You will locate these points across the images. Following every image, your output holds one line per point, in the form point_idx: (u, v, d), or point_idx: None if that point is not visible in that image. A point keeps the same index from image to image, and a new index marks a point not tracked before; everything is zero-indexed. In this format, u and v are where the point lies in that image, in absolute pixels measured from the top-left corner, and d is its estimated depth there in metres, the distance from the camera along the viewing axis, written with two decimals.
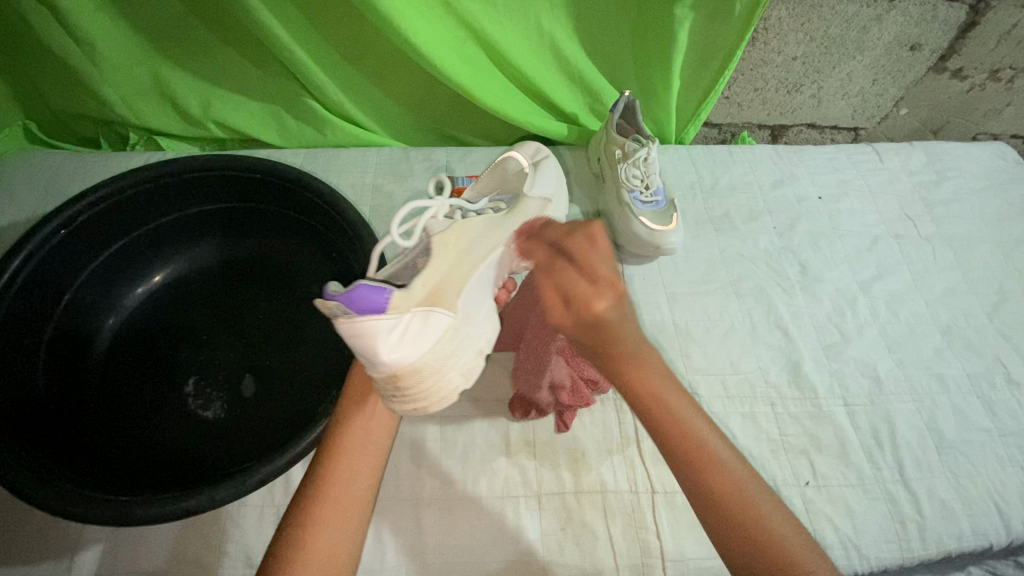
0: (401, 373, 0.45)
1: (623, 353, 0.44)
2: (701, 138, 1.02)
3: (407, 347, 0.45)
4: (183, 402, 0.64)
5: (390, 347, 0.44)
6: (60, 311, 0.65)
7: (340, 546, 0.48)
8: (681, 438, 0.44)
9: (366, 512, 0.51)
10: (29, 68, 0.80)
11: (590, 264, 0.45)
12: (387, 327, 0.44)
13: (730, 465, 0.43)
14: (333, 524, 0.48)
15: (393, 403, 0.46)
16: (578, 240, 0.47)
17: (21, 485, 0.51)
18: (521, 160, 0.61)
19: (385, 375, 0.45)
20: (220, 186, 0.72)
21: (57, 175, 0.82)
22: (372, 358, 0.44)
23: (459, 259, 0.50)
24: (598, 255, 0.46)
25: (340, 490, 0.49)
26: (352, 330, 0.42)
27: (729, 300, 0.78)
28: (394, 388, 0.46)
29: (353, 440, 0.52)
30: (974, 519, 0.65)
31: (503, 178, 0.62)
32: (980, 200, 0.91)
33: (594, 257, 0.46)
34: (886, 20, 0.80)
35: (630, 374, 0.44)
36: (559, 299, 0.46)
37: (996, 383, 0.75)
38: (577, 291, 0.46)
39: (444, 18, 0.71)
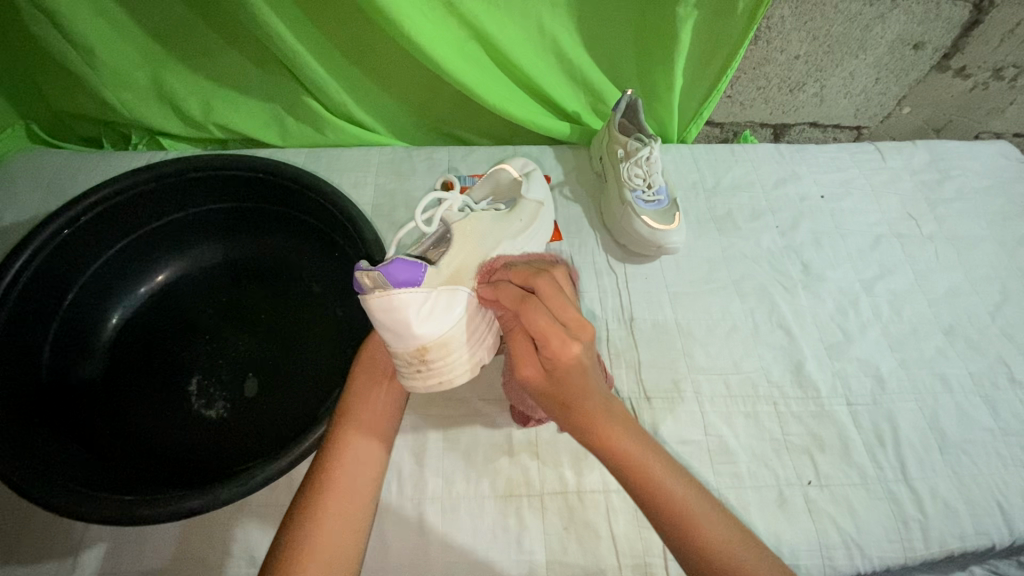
0: (428, 346, 0.49)
1: (595, 413, 0.44)
2: (703, 137, 1.02)
3: (435, 321, 0.49)
4: (186, 402, 0.64)
5: (421, 320, 0.48)
6: (63, 310, 0.65)
7: (345, 540, 0.48)
8: (655, 500, 0.45)
9: (371, 506, 0.51)
10: (31, 68, 0.80)
11: (550, 343, 0.43)
12: (420, 301, 0.47)
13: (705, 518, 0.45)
14: (337, 517, 0.48)
15: (418, 377, 0.50)
16: (535, 312, 0.45)
17: (25, 484, 0.51)
18: (513, 171, 0.63)
19: (414, 349, 0.49)
20: (222, 185, 0.72)
21: (58, 175, 0.82)
22: (404, 332, 0.47)
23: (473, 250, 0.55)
24: (559, 331, 0.44)
25: (343, 484, 0.50)
26: (389, 304, 0.46)
27: (732, 300, 0.78)
28: (420, 362, 0.50)
29: (356, 434, 0.52)
30: (977, 519, 0.65)
31: (496, 187, 0.64)
32: (983, 199, 0.91)
33: (554, 335, 0.43)
34: (890, 18, 0.80)
35: (599, 439, 0.45)
36: (526, 368, 0.46)
37: (999, 383, 0.75)
38: (541, 360, 0.45)
39: (446, 17, 0.71)
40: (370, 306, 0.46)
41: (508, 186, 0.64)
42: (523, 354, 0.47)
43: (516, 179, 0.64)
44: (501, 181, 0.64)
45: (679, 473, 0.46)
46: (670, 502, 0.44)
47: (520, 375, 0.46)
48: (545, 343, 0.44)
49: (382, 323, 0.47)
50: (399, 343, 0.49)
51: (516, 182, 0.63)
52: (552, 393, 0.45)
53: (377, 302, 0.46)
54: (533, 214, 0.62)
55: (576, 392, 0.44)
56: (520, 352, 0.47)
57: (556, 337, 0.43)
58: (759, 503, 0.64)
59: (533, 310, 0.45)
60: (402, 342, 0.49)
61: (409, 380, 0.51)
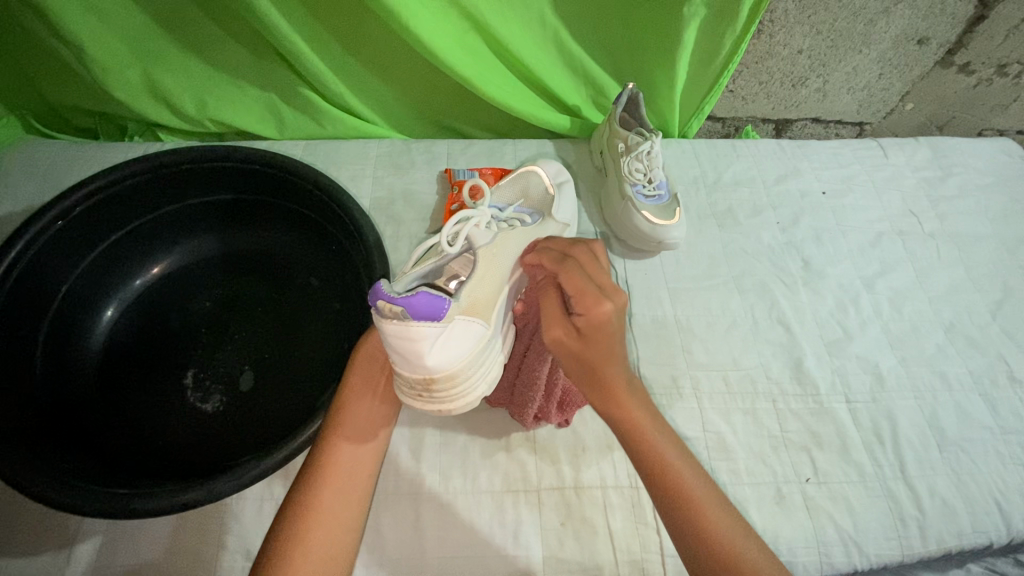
0: (434, 378, 0.47)
1: (616, 382, 0.45)
2: (705, 132, 1.01)
3: (447, 355, 0.47)
4: (183, 395, 0.64)
5: (432, 354, 0.46)
6: (59, 301, 0.65)
7: (338, 534, 0.48)
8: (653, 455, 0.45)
9: (365, 499, 0.51)
10: (25, 59, 0.79)
11: (583, 306, 0.44)
12: (435, 336, 0.46)
13: (698, 488, 0.44)
14: (331, 509, 0.48)
15: (417, 402, 0.49)
16: (574, 275, 0.45)
17: (19, 477, 0.51)
18: (543, 176, 0.65)
19: (420, 376, 0.47)
20: (219, 177, 0.71)
21: (54, 166, 0.81)
22: (412, 361, 0.46)
23: (497, 272, 0.54)
24: (597, 297, 0.44)
25: (339, 477, 0.49)
26: (401, 333, 0.45)
27: (731, 296, 0.78)
28: (423, 390, 0.48)
29: (352, 425, 0.52)
30: (975, 517, 0.65)
31: (525, 189, 0.65)
32: (985, 197, 0.90)
33: (592, 294, 0.44)
34: (894, 13, 0.79)
35: (618, 408, 0.46)
36: (555, 330, 0.46)
37: (999, 381, 0.75)
38: (573, 322, 0.46)
39: (446, 9, 0.71)
40: (383, 330, 0.45)
41: (535, 196, 0.65)
42: (552, 317, 0.47)
43: (548, 189, 0.65)
44: (531, 186, 0.66)
45: (685, 456, 0.46)
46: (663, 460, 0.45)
47: (548, 336, 0.46)
48: (581, 304, 0.44)
49: (393, 348, 0.46)
50: (405, 370, 0.48)
51: (548, 194, 0.65)
52: (584, 353, 0.45)
53: (390, 329, 0.45)
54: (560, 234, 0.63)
55: (604, 356, 0.45)
56: (551, 314, 0.47)
57: (592, 298, 0.44)
58: (757, 499, 0.64)
59: (572, 271, 0.46)
60: (409, 369, 0.47)
61: (410, 403, 0.50)
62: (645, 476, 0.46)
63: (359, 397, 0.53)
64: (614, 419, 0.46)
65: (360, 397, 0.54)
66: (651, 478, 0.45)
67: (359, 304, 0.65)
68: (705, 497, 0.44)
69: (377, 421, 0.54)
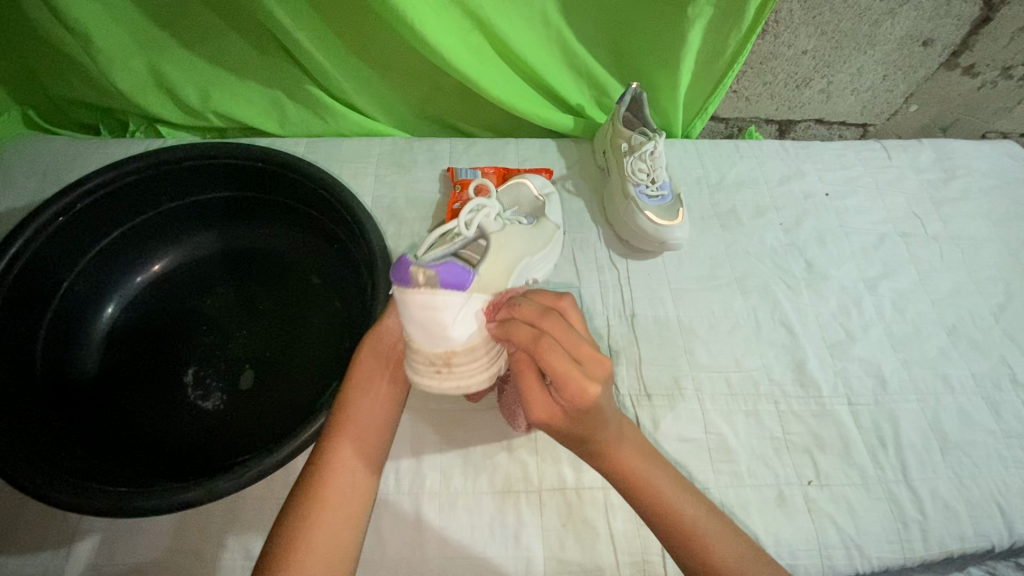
0: (456, 350, 0.48)
1: (609, 438, 0.45)
2: (708, 133, 1.01)
3: (470, 327, 0.48)
4: (183, 393, 0.63)
5: (457, 325, 0.47)
6: (59, 299, 0.64)
7: (343, 528, 0.48)
8: (648, 500, 0.46)
9: (370, 493, 0.51)
10: (27, 53, 0.79)
11: (563, 396, 0.42)
12: (462, 307, 0.47)
13: (708, 527, 0.46)
14: (336, 504, 0.48)
15: (436, 379, 0.49)
16: (551, 354, 0.41)
17: (18, 475, 0.50)
18: (532, 188, 0.72)
19: (441, 350, 0.48)
20: (220, 174, 0.71)
21: (55, 161, 0.81)
22: (437, 333, 0.47)
23: (500, 264, 0.56)
24: (581, 384, 0.40)
25: (343, 471, 0.49)
26: (431, 303, 0.45)
27: (734, 297, 0.77)
28: (442, 363, 0.48)
29: (357, 419, 0.52)
30: (977, 520, 0.65)
31: (517, 200, 0.71)
32: (989, 199, 0.90)
33: (576, 379, 0.40)
34: (899, 14, 0.79)
35: (614, 457, 0.45)
36: (537, 410, 0.44)
37: (1002, 384, 0.75)
38: (556, 403, 0.43)
39: (450, 6, 0.70)
40: (410, 300, 0.45)
41: (527, 202, 0.71)
42: (532, 397, 0.44)
43: (538, 199, 0.72)
44: (523, 197, 0.72)
45: (686, 490, 0.47)
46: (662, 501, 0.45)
47: (533, 416, 0.44)
48: (563, 392, 0.41)
49: (418, 320, 0.46)
50: (427, 342, 0.48)
51: (537, 202, 0.71)
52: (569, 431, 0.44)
53: (419, 298, 0.45)
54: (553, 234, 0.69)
55: (595, 427, 0.43)
56: (529, 388, 0.45)
57: (574, 386, 0.40)
58: (758, 501, 0.64)
59: (548, 350, 0.41)
60: (431, 341, 0.47)
61: (426, 381, 0.49)
62: (651, 523, 0.46)
63: (365, 390, 0.53)
64: (605, 468, 0.46)
65: (365, 390, 0.53)
66: (651, 516, 0.46)
67: (361, 302, 0.65)
68: (711, 530, 0.45)
69: (382, 417, 0.53)
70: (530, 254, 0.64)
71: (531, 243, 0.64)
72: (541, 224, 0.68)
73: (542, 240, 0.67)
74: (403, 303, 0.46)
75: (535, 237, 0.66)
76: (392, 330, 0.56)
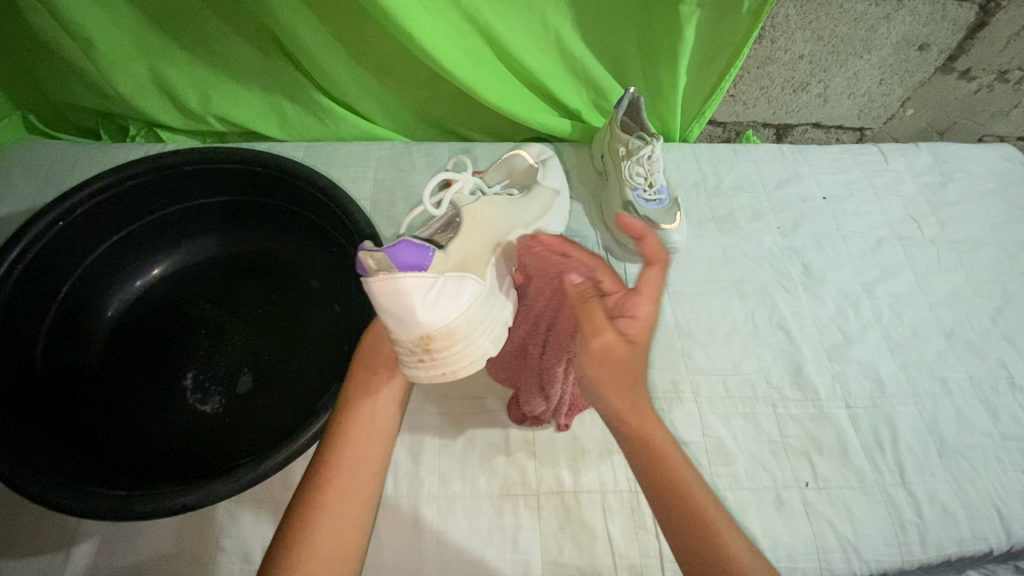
0: (432, 334, 0.48)
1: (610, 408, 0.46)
2: (706, 137, 1.01)
3: (443, 308, 0.48)
4: (182, 396, 0.63)
5: (427, 308, 0.47)
6: (59, 302, 0.65)
7: (349, 530, 0.48)
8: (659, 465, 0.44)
9: (376, 495, 0.51)
10: (28, 58, 0.79)
11: (644, 307, 0.47)
12: (428, 288, 0.47)
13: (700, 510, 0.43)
14: (341, 505, 0.48)
15: (421, 367, 0.49)
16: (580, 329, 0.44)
17: (17, 477, 0.50)
18: (527, 157, 0.65)
19: (418, 337, 0.49)
20: (220, 179, 0.71)
21: (56, 166, 0.81)
22: (408, 319, 0.47)
23: (480, 237, 0.56)
24: (658, 290, 0.48)
25: (346, 473, 0.50)
26: (393, 289, 0.46)
27: (732, 301, 0.78)
28: (423, 350, 0.49)
29: (359, 422, 0.52)
30: (976, 523, 0.65)
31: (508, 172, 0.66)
32: (985, 203, 0.90)
33: (653, 279, 0.48)
34: (895, 19, 0.80)
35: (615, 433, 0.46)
36: (605, 332, 0.46)
37: (999, 387, 0.75)
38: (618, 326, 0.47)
39: (448, 11, 0.71)
40: (373, 290, 0.46)
41: (521, 174, 0.66)
42: (598, 320, 0.46)
43: (533, 166, 0.66)
44: (516, 167, 0.66)
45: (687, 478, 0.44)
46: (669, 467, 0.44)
47: (599, 340, 0.46)
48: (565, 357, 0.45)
49: (388, 310, 0.47)
50: (401, 331, 0.48)
51: (531, 169, 0.65)
52: (620, 361, 0.46)
53: (379, 286, 0.46)
54: (548, 200, 0.64)
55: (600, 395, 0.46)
56: (592, 313, 0.47)
57: (655, 281, 0.48)
58: (756, 504, 0.64)
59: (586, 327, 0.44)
60: (405, 330, 0.48)
61: (414, 371, 0.50)
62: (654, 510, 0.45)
63: (366, 393, 0.53)
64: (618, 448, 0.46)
65: (366, 394, 0.54)
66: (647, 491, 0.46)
67: (360, 306, 0.65)
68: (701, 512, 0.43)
69: (385, 421, 0.53)
70: (523, 224, 0.60)
71: (519, 214, 0.60)
72: (534, 192, 0.63)
73: (539, 208, 0.63)
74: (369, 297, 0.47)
75: (526, 204, 0.62)
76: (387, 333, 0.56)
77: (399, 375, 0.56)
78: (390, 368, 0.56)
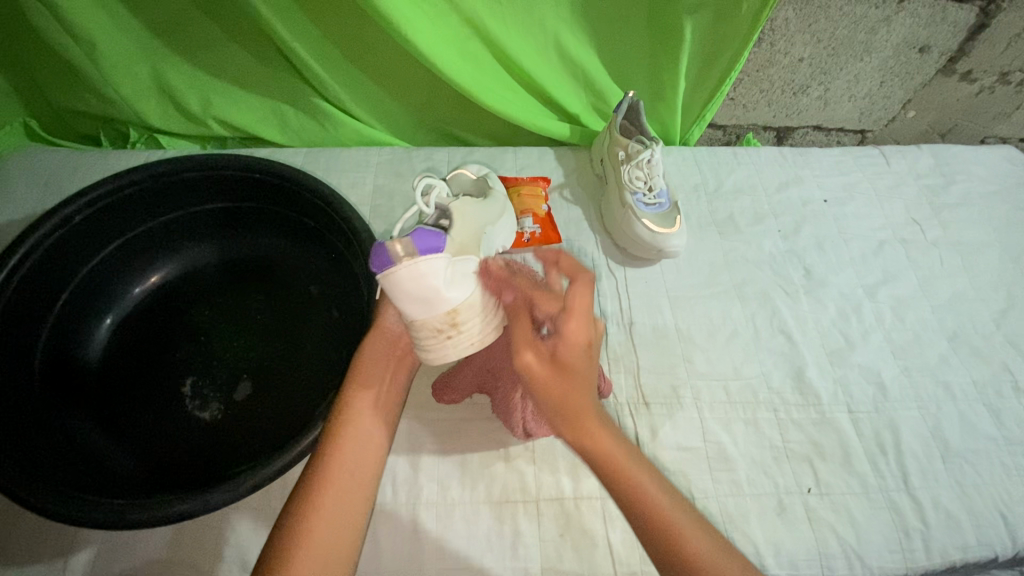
0: (456, 310, 0.48)
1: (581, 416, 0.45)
2: (706, 140, 1.01)
3: (463, 283, 0.48)
4: (180, 403, 0.63)
5: (449, 285, 0.47)
6: (58, 309, 0.65)
7: (344, 527, 0.48)
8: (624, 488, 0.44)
9: (370, 493, 0.50)
10: (30, 65, 0.80)
11: (568, 324, 0.45)
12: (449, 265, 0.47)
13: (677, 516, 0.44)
14: (337, 501, 0.48)
15: (449, 344, 0.49)
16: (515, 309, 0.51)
17: (13, 485, 0.50)
18: (469, 174, 0.66)
19: (443, 314, 0.48)
20: (219, 186, 0.71)
21: (57, 172, 0.81)
22: (434, 298, 0.47)
23: (467, 229, 0.55)
24: (588, 306, 0.46)
25: (343, 471, 0.49)
26: (417, 271, 0.45)
27: (733, 305, 0.77)
28: (449, 327, 0.48)
29: (358, 419, 0.52)
30: (980, 529, 0.64)
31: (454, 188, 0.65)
32: (988, 204, 0.90)
33: (579, 294, 0.46)
34: (895, 21, 0.79)
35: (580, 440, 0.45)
36: (527, 355, 0.45)
37: (1003, 392, 0.74)
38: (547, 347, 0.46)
39: (447, 15, 0.71)
40: (398, 276, 0.45)
41: (471, 186, 0.65)
42: (522, 340, 0.46)
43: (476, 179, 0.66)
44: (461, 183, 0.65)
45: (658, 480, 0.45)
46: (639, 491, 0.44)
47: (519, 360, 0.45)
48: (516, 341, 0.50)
49: (411, 293, 0.46)
50: (427, 312, 0.47)
51: (477, 181, 0.65)
52: (550, 384, 0.45)
53: (405, 271, 0.45)
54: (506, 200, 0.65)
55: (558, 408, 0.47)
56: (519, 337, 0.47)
57: (582, 298, 0.46)
58: (758, 511, 0.63)
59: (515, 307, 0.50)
60: (431, 310, 0.47)
61: (441, 350, 0.49)
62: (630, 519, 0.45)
63: (366, 390, 0.53)
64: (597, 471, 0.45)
65: (367, 390, 0.53)
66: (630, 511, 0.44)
67: (358, 311, 0.65)
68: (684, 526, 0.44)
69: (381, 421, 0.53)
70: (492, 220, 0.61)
71: (486, 213, 0.60)
72: (491, 194, 0.63)
73: (499, 208, 0.63)
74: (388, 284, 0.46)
75: (487, 204, 0.61)
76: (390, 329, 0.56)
77: (398, 373, 0.56)
78: (391, 365, 0.56)
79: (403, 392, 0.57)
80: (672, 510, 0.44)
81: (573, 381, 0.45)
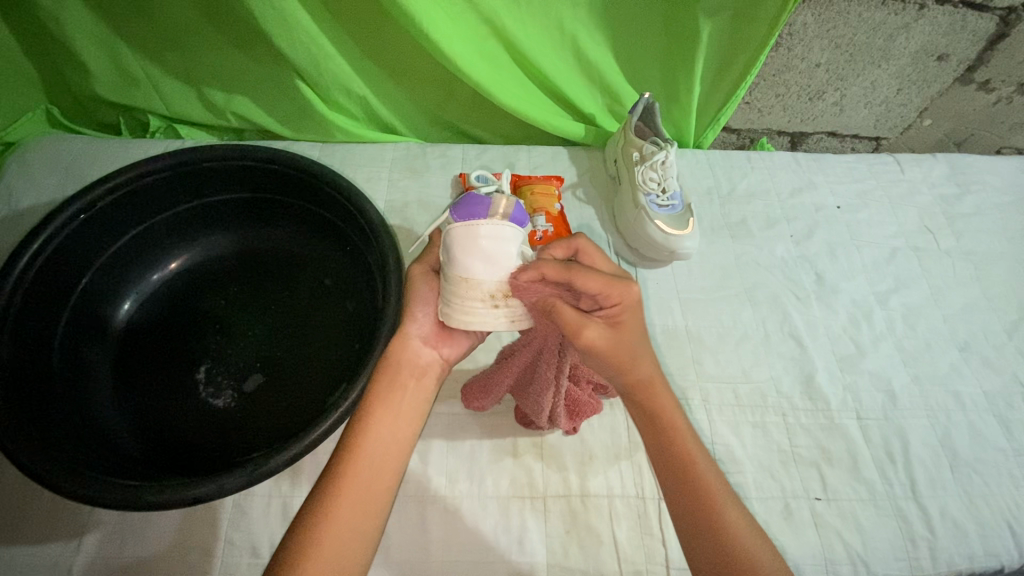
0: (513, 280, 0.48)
1: (658, 380, 0.49)
2: (720, 144, 1.01)
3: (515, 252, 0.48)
4: (195, 390, 0.64)
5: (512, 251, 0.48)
6: (77, 294, 0.65)
7: (357, 537, 0.46)
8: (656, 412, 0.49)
9: (383, 507, 0.49)
10: (51, 54, 0.81)
11: (614, 294, 0.47)
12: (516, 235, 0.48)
13: (723, 495, 0.47)
14: (350, 518, 0.47)
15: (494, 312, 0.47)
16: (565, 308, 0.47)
17: (32, 464, 0.51)
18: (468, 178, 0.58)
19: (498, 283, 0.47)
20: (236, 175, 0.71)
21: (78, 160, 0.82)
22: (499, 259, 0.47)
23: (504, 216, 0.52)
24: (598, 250, 0.53)
25: (357, 487, 0.48)
26: (497, 231, 0.47)
27: (743, 309, 0.77)
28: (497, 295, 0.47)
29: (375, 431, 0.51)
30: (987, 539, 0.64)
31: None
32: (1003, 215, 0.89)
33: (593, 251, 0.53)
34: (915, 28, 0.79)
35: (653, 407, 0.49)
36: (590, 331, 0.47)
37: (1014, 403, 0.74)
38: (601, 316, 0.48)
39: (465, 14, 0.71)
40: (480, 229, 0.47)
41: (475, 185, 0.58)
42: (579, 321, 0.47)
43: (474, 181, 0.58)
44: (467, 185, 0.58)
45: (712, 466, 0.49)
46: (692, 461, 0.48)
47: (586, 336, 0.46)
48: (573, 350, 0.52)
49: (479, 249, 0.47)
50: (488, 269, 0.47)
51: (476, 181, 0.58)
52: (615, 349, 0.47)
53: (488, 228, 0.47)
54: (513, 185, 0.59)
55: (633, 363, 0.48)
56: (573, 321, 0.47)
57: (591, 246, 0.53)
58: (764, 513, 0.63)
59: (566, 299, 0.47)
60: (493, 271, 0.47)
61: (487, 321, 0.47)
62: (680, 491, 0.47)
63: (386, 407, 0.52)
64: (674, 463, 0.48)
65: (385, 409, 0.52)
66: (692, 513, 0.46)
67: (373, 303, 0.66)
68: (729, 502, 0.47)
69: (403, 433, 0.52)
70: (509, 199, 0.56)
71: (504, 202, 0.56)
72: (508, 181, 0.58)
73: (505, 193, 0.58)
74: (469, 230, 0.47)
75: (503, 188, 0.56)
76: (419, 340, 0.56)
77: (424, 386, 0.55)
78: (417, 377, 0.55)
79: (430, 400, 0.55)
80: (718, 485, 0.47)
81: (630, 347, 0.48)
